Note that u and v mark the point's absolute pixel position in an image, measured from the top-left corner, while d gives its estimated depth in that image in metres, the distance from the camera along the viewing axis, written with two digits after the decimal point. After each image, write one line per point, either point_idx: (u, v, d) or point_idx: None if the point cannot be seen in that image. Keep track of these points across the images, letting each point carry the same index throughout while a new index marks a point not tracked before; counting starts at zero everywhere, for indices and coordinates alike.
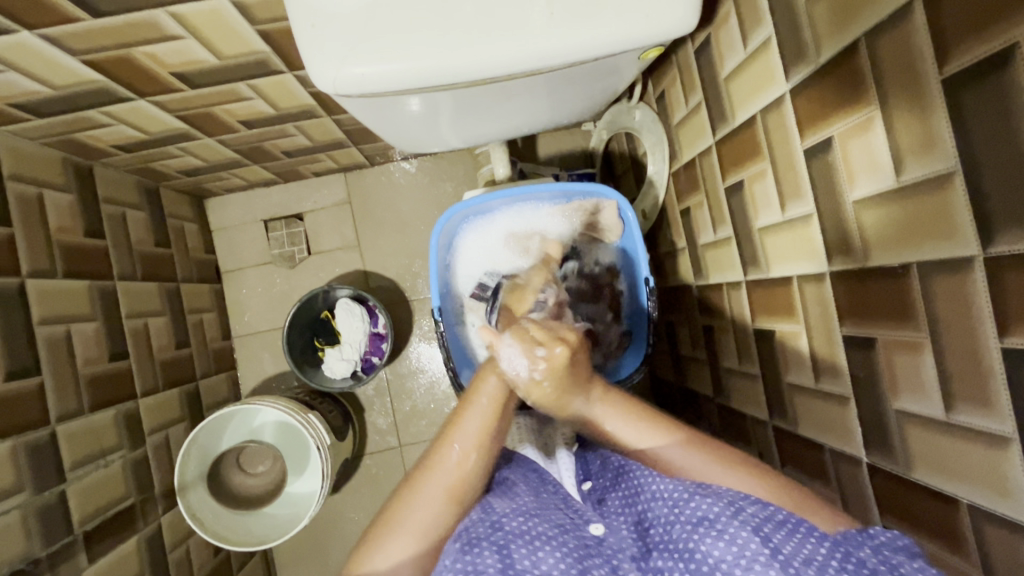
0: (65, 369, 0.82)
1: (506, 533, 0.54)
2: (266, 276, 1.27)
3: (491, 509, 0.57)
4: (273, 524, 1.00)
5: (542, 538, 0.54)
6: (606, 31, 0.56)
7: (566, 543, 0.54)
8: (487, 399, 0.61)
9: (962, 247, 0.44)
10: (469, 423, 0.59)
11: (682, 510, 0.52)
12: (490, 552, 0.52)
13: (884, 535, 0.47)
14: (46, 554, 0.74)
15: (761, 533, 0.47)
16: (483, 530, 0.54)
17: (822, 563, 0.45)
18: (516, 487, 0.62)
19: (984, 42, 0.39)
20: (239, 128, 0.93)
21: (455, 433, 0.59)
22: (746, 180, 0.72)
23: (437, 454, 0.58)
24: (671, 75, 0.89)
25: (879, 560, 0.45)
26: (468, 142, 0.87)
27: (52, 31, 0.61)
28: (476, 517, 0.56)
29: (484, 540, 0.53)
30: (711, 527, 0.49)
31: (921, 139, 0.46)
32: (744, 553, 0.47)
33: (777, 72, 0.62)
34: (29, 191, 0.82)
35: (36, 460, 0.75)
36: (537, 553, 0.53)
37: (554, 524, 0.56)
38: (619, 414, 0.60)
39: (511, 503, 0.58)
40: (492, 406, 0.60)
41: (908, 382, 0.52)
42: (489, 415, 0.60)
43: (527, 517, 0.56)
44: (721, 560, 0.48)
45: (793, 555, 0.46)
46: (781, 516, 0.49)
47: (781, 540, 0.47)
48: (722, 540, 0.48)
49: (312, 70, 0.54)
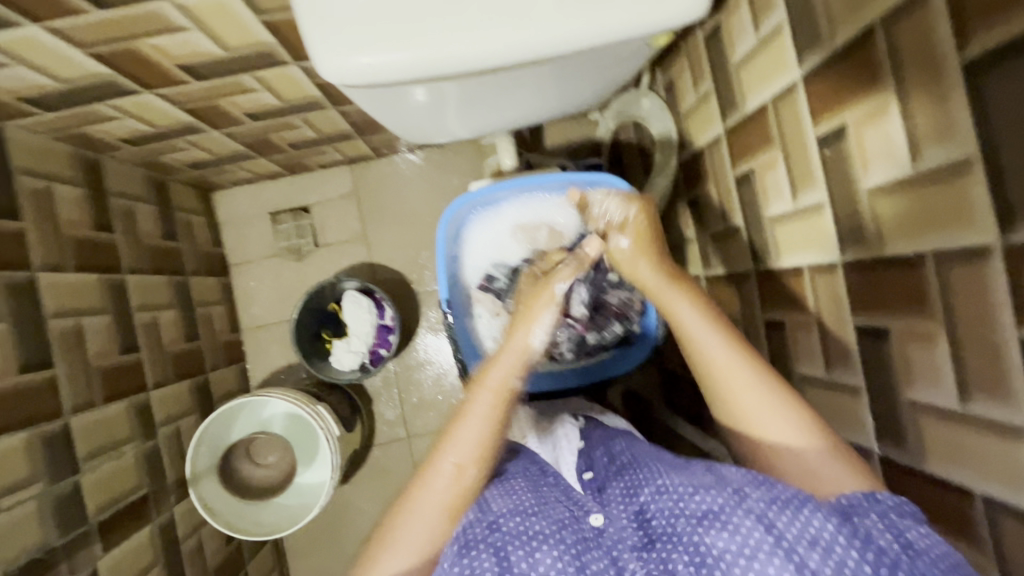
0: (78, 362, 0.83)
1: (504, 534, 0.52)
2: (274, 269, 1.28)
3: (488, 508, 0.55)
4: (283, 514, 1.01)
5: (540, 537, 0.51)
6: (616, 18, 0.55)
7: (565, 540, 0.51)
8: (484, 406, 0.60)
9: (980, 235, 0.43)
10: (465, 432, 0.58)
11: (687, 503, 0.51)
12: (488, 555, 0.50)
13: (890, 499, 0.47)
14: (62, 544, 0.75)
15: (765, 521, 0.47)
16: (480, 532, 0.52)
17: (827, 545, 0.44)
18: (512, 482, 0.60)
19: (1007, 24, 0.38)
20: (246, 121, 0.93)
21: (450, 445, 0.58)
22: (757, 169, 0.71)
23: (432, 470, 0.57)
24: (680, 62, 0.87)
25: (887, 531, 0.44)
26: (474, 132, 0.86)
27: (58, 23, 0.60)
28: (473, 518, 0.54)
29: (482, 542, 0.52)
30: (715, 519, 0.48)
31: (939, 125, 0.45)
32: (748, 543, 0.46)
33: (790, 59, 0.61)
34: (39, 185, 0.82)
35: (51, 452, 0.76)
36: (534, 552, 0.50)
37: (552, 521, 0.53)
38: (762, 392, 0.57)
39: (507, 501, 0.56)
40: (490, 416, 0.59)
41: (923, 372, 0.51)
42: (485, 425, 0.59)
43: (524, 516, 0.54)
44: (725, 550, 0.47)
45: (798, 539, 0.45)
46: (785, 495, 0.48)
47: (784, 524, 0.46)
48: (727, 531, 0.47)
49: (318, 61, 0.54)
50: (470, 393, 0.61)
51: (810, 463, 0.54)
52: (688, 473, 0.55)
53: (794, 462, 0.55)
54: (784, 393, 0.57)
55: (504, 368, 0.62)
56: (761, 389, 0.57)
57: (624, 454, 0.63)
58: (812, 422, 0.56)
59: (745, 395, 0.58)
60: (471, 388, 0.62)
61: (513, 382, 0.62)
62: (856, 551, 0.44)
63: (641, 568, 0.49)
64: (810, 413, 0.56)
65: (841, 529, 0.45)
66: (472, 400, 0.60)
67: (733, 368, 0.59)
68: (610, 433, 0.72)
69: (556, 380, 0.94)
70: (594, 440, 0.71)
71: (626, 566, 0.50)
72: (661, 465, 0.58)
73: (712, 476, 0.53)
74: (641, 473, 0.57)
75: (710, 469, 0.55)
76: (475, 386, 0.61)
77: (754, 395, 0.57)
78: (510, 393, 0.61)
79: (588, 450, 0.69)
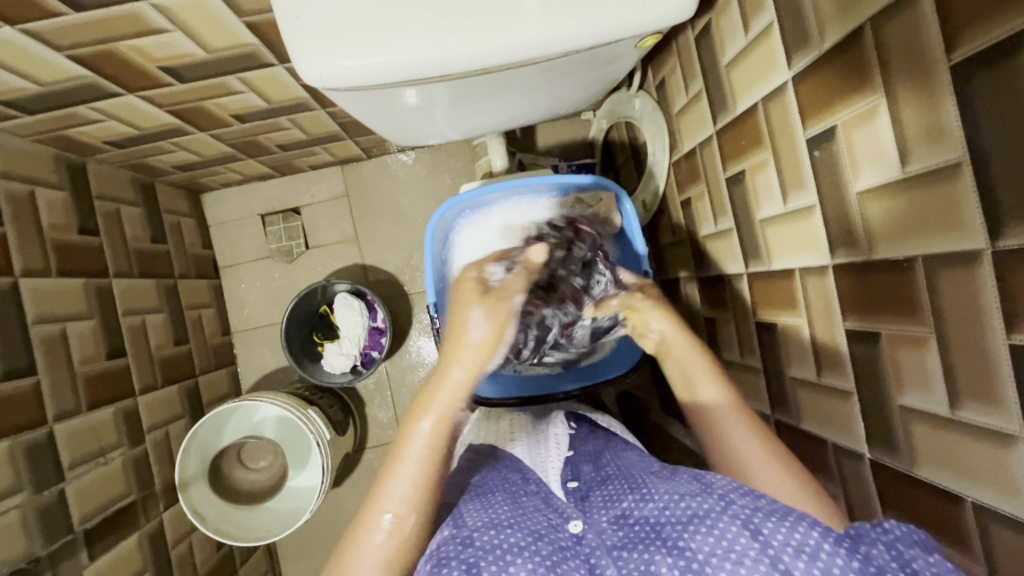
0: (62, 369, 0.81)
1: (477, 550, 0.50)
2: (264, 271, 1.27)
3: (464, 523, 0.54)
4: (273, 519, 1.00)
5: (514, 549, 0.50)
6: (602, 18, 0.54)
7: (540, 551, 0.50)
8: (419, 448, 0.57)
9: (970, 239, 0.42)
10: (398, 482, 0.56)
11: (672, 511, 0.50)
12: (458, 570, 0.48)
13: (899, 528, 0.43)
14: (46, 553, 0.74)
15: (750, 526, 0.45)
16: (453, 549, 0.51)
17: (813, 551, 0.42)
18: (491, 495, 0.59)
19: (995, 27, 0.38)
20: (233, 122, 0.91)
21: (384, 496, 0.56)
22: (747, 171, 0.70)
23: (368, 523, 0.55)
24: (671, 63, 0.87)
25: (891, 557, 0.42)
26: (464, 134, 0.85)
27: (35, 25, 0.59)
28: (448, 535, 0.53)
29: (454, 558, 0.49)
30: (701, 523, 0.47)
31: (927, 128, 0.44)
32: (733, 547, 0.45)
33: (780, 60, 0.60)
34: (21, 189, 0.81)
35: (34, 460, 0.74)
36: (508, 565, 0.49)
37: (527, 532, 0.52)
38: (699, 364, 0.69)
39: (483, 514, 0.55)
40: (428, 455, 0.57)
41: (913, 377, 0.51)
42: (421, 468, 0.57)
43: (498, 529, 0.52)
44: (710, 555, 0.45)
45: (784, 546, 0.44)
46: (771, 507, 0.47)
47: (770, 529, 0.45)
48: (713, 535, 0.46)
49: (299, 63, 0.53)
50: (405, 429, 0.59)
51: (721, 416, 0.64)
52: (675, 482, 0.54)
53: (709, 418, 0.65)
54: (718, 372, 0.68)
55: (447, 397, 0.59)
56: (702, 368, 0.69)
57: (609, 465, 0.64)
58: (728, 387, 0.67)
59: (692, 371, 0.69)
60: (407, 421, 0.59)
61: (455, 413, 0.59)
62: (843, 557, 0.42)
63: (616, 571, 0.48)
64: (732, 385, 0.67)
65: (829, 536, 0.43)
66: (407, 439, 0.58)
67: (687, 356, 0.70)
68: (599, 446, 0.71)
69: (547, 381, 0.93)
70: (582, 452, 0.70)
71: (602, 572, 0.49)
72: (646, 475, 0.58)
73: (698, 483, 0.53)
74: (625, 484, 0.58)
75: (696, 478, 0.54)
76: (411, 419, 0.59)
77: (700, 375, 0.68)
78: (447, 426, 0.59)
79: (574, 460, 0.68)
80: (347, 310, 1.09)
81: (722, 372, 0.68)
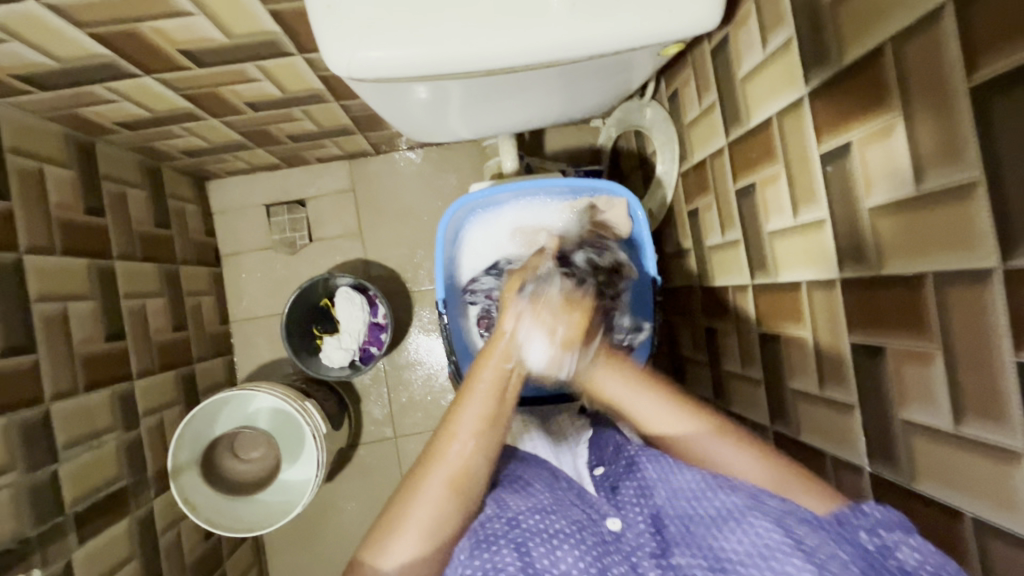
0: (60, 348, 0.81)
1: (524, 531, 0.53)
2: (266, 261, 1.26)
3: (506, 505, 0.57)
4: (263, 512, 0.99)
5: (560, 536, 0.53)
6: (626, 22, 0.55)
7: (585, 541, 0.53)
8: (486, 384, 0.60)
9: (981, 258, 0.43)
10: (468, 410, 0.58)
11: (703, 504, 0.54)
12: (509, 549, 0.52)
13: (876, 511, 0.48)
14: (36, 533, 0.73)
15: (784, 526, 0.50)
16: (500, 528, 0.54)
17: (844, 559, 0.47)
18: (530, 484, 0.60)
19: (1010, 52, 0.39)
20: (246, 111, 0.91)
21: (455, 426, 0.58)
22: (757, 184, 0.71)
23: (441, 445, 0.57)
24: (685, 75, 0.88)
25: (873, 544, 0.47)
26: (478, 133, 0.86)
27: (58, 2, 0.59)
28: (491, 513, 0.56)
29: (502, 537, 0.53)
30: (735, 521, 0.52)
31: (942, 147, 0.45)
32: (767, 545, 0.49)
33: (797, 75, 0.61)
34: (30, 165, 0.80)
35: (28, 438, 0.74)
36: (556, 550, 0.52)
37: (571, 521, 0.55)
38: (620, 378, 0.66)
39: (525, 499, 0.57)
40: (489, 397, 0.60)
41: (917, 392, 0.51)
42: (486, 403, 0.59)
43: (544, 514, 0.55)
44: (743, 554, 0.50)
45: (815, 546, 0.49)
46: (805, 515, 0.51)
47: (803, 533, 0.50)
48: (746, 535, 0.51)
49: (325, 53, 0.53)
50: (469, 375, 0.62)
51: (698, 446, 0.60)
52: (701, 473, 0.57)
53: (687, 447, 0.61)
54: (666, 394, 0.64)
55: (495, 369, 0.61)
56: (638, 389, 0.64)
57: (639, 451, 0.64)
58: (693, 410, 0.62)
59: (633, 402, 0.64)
60: (476, 364, 0.62)
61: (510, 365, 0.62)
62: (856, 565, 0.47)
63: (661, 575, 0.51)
64: (694, 403, 0.63)
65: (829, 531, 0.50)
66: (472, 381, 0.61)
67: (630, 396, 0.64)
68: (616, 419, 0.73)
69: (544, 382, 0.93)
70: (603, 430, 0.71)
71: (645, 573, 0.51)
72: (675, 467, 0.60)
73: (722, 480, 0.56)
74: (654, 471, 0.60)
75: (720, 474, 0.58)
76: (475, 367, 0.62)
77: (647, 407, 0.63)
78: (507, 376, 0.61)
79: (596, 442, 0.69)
80: (348, 304, 1.09)
81: (670, 393, 0.64)
